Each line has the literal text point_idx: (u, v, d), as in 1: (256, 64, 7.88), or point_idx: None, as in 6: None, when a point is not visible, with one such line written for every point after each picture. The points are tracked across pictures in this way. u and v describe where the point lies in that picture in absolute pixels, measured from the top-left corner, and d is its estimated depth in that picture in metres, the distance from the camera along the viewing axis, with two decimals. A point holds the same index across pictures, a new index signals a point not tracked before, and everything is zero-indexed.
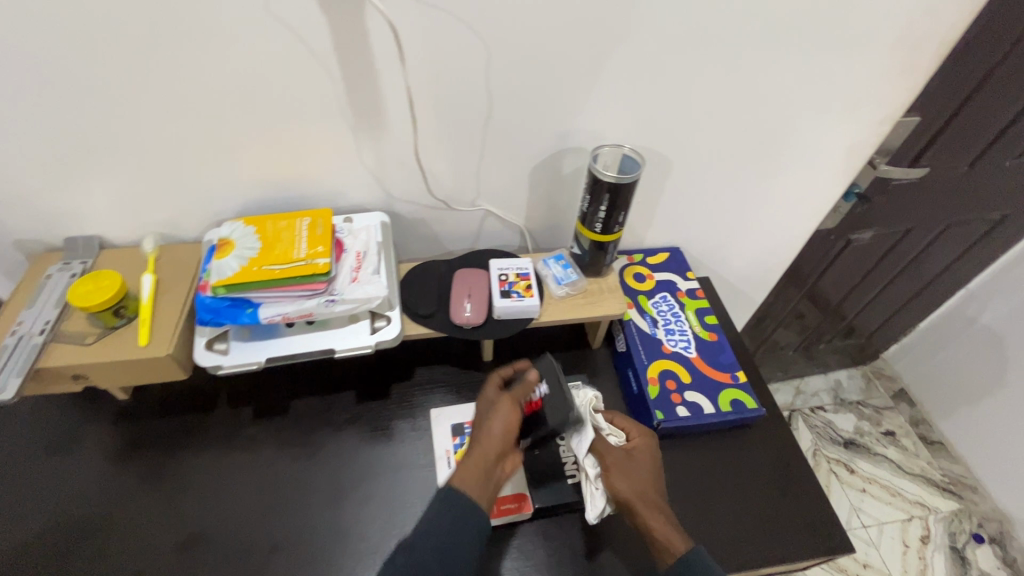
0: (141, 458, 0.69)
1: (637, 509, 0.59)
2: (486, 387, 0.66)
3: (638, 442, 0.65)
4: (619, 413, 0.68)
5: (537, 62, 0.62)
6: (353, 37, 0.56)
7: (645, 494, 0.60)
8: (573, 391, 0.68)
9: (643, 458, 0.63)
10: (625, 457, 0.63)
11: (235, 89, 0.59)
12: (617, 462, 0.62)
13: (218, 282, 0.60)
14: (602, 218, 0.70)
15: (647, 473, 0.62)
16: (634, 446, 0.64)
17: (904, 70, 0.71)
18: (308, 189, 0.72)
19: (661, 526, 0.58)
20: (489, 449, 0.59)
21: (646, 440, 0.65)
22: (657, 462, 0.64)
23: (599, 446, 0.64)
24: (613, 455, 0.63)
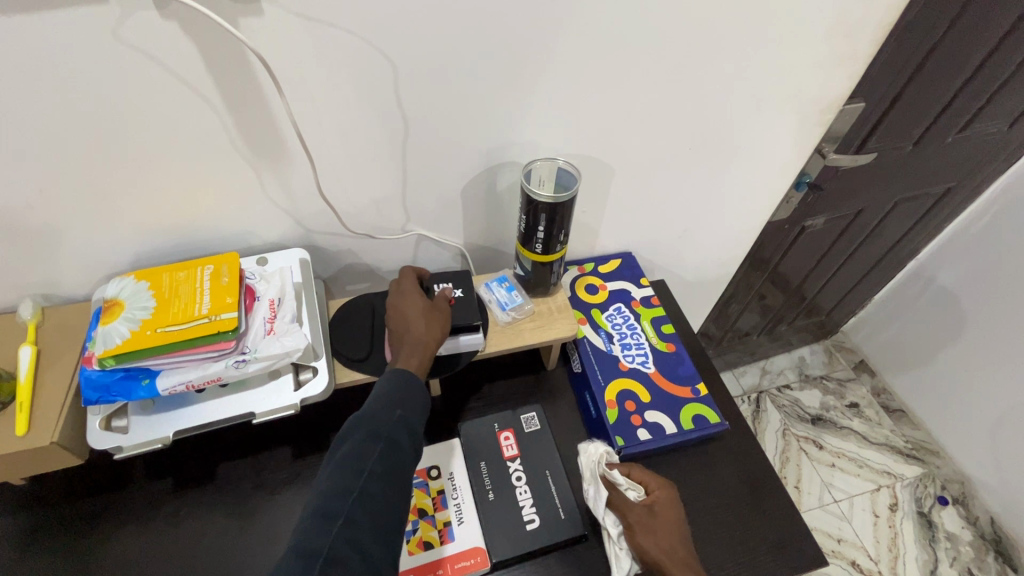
0: (41, 554, 0.60)
1: (666, 569, 0.56)
2: (405, 284, 0.66)
3: (660, 494, 0.61)
4: (636, 464, 0.64)
5: (451, 76, 0.55)
6: (232, 62, 0.49)
7: (673, 553, 0.57)
8: (584, 447, 0.65)
9: (666, 513, 0.60)
10: (648, 514, 0.60)
11: (100, 131, 0.51)
12: (640, 520, 0.59)
13: (104, 353, 0.52)
14: (542, 238, 0.65)
15: (673, 529, 0.59)
16: (655, 500, 0.61)
17: (843, 57, 0.68)
18: (211, 229, 0.64)
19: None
20: (431, 338, 0.62)
21: (667, 491, 0.61)
22: (682, 515, 0.61)
23: (620, 503, 0.61)
24: (636, 513, 0.60)
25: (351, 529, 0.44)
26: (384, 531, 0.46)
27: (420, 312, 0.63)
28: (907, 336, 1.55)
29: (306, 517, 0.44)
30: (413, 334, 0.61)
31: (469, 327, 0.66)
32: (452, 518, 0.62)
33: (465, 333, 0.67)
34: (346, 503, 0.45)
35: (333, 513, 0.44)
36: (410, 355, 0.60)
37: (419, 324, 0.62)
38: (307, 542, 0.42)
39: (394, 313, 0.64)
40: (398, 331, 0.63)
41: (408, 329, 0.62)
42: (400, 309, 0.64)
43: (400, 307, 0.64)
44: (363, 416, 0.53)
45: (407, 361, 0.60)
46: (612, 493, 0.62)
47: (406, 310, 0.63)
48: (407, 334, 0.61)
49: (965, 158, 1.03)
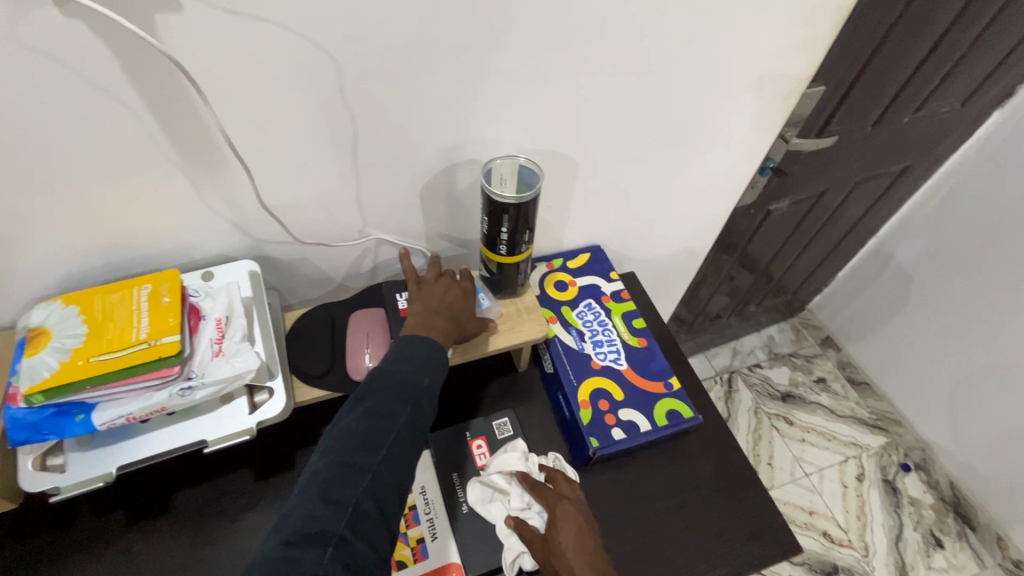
0: None
1: None
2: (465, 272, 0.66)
3: (560, 510, 0.59)
4: (538, 482, 0.62)
5: (400, 73, 0.52)
6: (153, 64, 0.44)
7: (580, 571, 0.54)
8: (473, 480, 0.63)
9: (567, 528, 0.57)
10: (551, 536, 0.57)
11: (6, 144, 0.46)
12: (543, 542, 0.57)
13: (31, 389, 0.47)
14: (506, 239, 0.62)
15: (578, 546, 0.56)
16: (557, 518, 0.58)
17: (803, 42, 0.67)
18: (150, 245, 0.59)
19: None
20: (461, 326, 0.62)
21: (565, 505, 0.59)
22: (584, 524, 0.58)
23: (521, 529, 0.58)
24: (539, 537, 0.57)
25: (375, 485, 0.45)
26: (400, 500, 0.46)
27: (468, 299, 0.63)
28: (868, 311, 1.59)
29: (328, 465, 0.45)
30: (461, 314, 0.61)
31: None
32: (424, 534, 0.60)
33: None
34: (373, 459, 0.46)
35: (361, 464, 0.45)
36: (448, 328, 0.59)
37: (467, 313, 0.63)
38: (333, 490, 0.43)
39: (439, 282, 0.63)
40: (436, 302, 0.60)
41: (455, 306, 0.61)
42: (446, 283, 0.63)
43: (453, 286, 0.63)
44: (392, 372, 0.51)
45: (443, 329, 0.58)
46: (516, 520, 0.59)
47: (456, 288, 0.63)
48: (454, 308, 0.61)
49: (921, 138, 1.05)
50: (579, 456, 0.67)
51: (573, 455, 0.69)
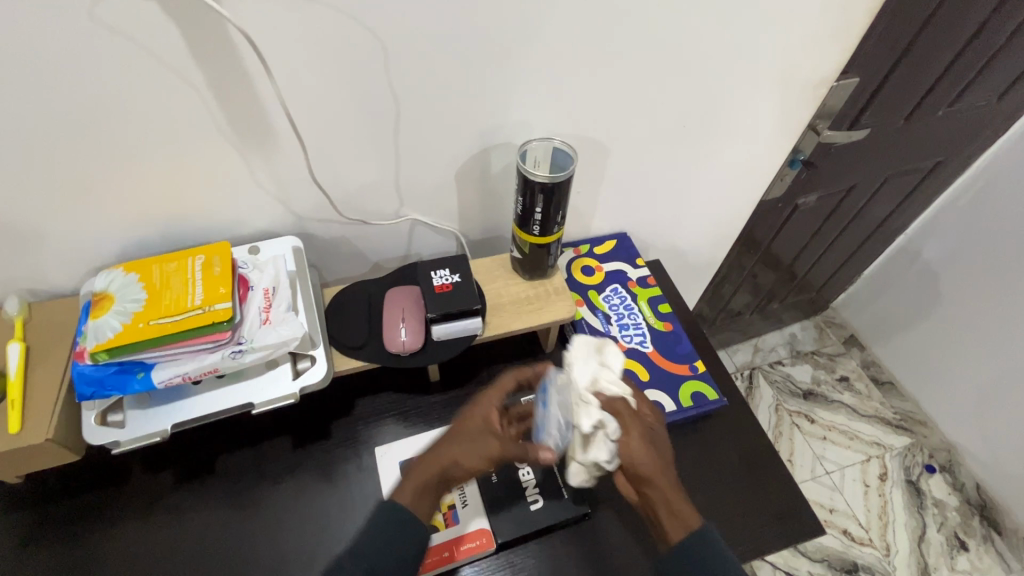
0: (44, 552, 0.60)
1: (658, 482, 0.56)
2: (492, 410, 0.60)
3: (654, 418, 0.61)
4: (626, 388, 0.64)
5: (441, 55, 0.54)
6: (215, 44, 0.47)
7: (665, 468, 0.57)
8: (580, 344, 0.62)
9: (659, 435, 0.60)
10: (646, 427, 0.59)
11: (78, 118, 0.49)
12: (641, 431, 0.58)
13: (97, 347, 0.51)
14: (539, 220, 0.64)
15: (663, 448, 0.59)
16: (649, 420, 0.61)
17: (837, 31, 0.67)
18: (201, 219, 0.63)
19: (682, 500, 0.55)
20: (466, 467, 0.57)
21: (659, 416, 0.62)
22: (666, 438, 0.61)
23: (621, 406, 0.58)
24: (638, 420, 0.58)
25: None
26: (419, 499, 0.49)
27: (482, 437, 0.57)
28: (894, 310, 1.57)
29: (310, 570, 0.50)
30: (459, 469, 0.56)
31: (452, 316, 0.63)
32: (456, 501, 0.63)
33: (440, 324, 0.64)
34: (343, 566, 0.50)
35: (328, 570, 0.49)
36: (437, 484, 0.55)
37: (476, 466, 0.56)
38: None
39: (461, 423, 0.59)
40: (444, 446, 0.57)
41: (453, 458, 0.56)
42: (466, 429, 0.58)
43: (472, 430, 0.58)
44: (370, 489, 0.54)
45: (424, 488, 0.55)
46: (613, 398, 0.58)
47: (471, 438, 0.57)
48: (451, 463, 0.56)
49: (955, 132, 1.04)
50: None
51: None
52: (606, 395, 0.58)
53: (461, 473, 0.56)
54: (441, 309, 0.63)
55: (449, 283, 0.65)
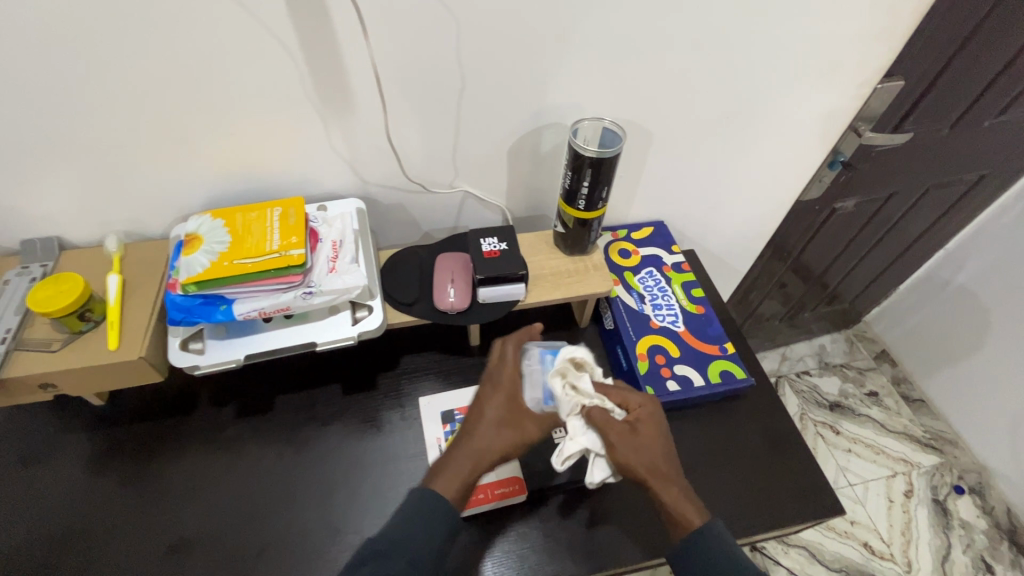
0: (119, 466, 0.67)
1: (649, 484, 0.57)
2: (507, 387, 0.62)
3: (642, 412, 0.61)
4: (611, 384, 0.64)
5: (506, 34, 0.59)
6: (311, 14, 0.53)
7: (655, 468, 0.58)
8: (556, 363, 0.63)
9: (650, 430, 0.60)
10: (630, 431, 0.59)
11: (190, 74, 0.56)
12: (622, 437, 0.59)
13: (188, 279, 0.57)
14: (585, 194, 0.69)
15: (653, 443, 0.59)
16: (636, 416, 0.61)
17: (883, 31, 0.70)
18: (278, 177, 0.69)
19: (678, 497, 0.56)
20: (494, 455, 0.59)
21: (648, 408, 0.62)
22: (662, 429, 0.61)
23: (598, 418, 0.60)
24: (617, 430, 0.59)
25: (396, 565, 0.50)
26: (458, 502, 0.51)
27: (505, 422, 0.60)
28: (930, 327, 1.55)
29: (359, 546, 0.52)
30: (498, 459, 0.59)
31: (498, 280, 0.68)
32: None
33: (486, 287, 0.69)
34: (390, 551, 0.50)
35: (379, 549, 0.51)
36: (477, 476, 0.57)
37: (512, 455, 0.59)
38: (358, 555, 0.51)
39: (488, 413, 0.60)
40: (469, 436, 0.59)
41: (490, 454, 0.58)
42: (497, 419, 0.60)
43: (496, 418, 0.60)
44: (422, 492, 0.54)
45: (466, 482, 0.56)
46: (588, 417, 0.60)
47: (504, 430, 0.59)
48: (492, 455, 0.58)
49: (1002, 144, 1.03)
50: None
51: None
52: (582, 417, 0.61)
53: (498, 462, 0.59)
54: (489, 273, 0.68)
55: (497, 250, 0.70)
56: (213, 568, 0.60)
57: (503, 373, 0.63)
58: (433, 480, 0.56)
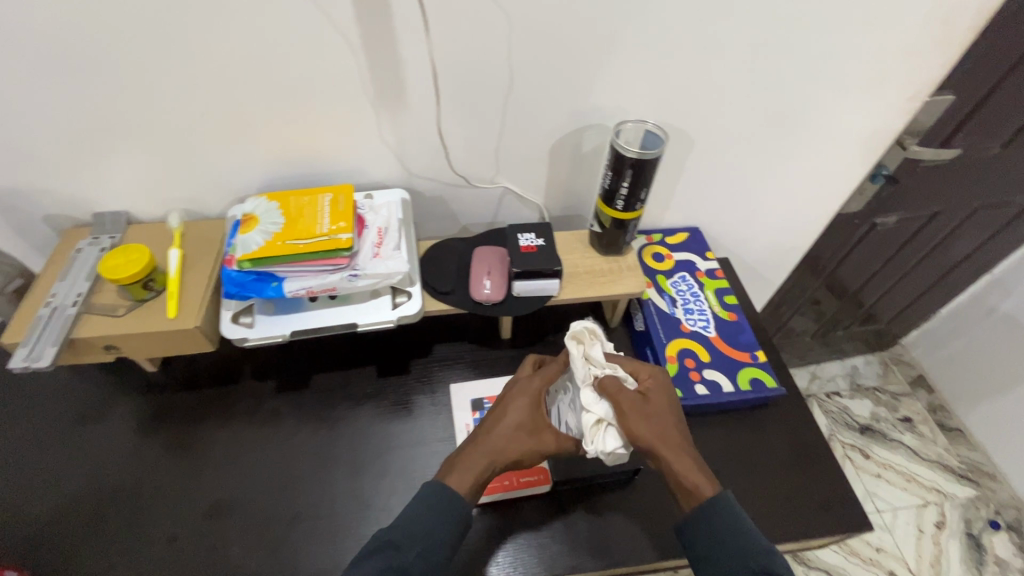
0: (166, 430, 0.71)
1: (660, 453, 0.57)
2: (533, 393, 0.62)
3: (654, 382, 0.61)
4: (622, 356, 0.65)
5: (555, 35, 0.61)
6: (373, 10, 0.56)
7: (666, 436, 0.58)
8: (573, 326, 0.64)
9: (659, 398, 0.60)
10: (640, 400, 0.59)
11: (259, 65, 0.60)
12: (632, 406, 0.58)
13: (244, 256, 0.61)
14: (624, 195, 0.70)
15: (665, 412, 0.59)
16: (647, 386, 0.61)
17: (936, 44, 0.69)
18: (329, 165, 0.73)
19: (687, 466, 0.56)
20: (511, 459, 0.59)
21: (658, 378, 0.62)
22: (671, 397, 0.61)
23: (609, 387, 0.59)
24: (629, 398, 0.59)
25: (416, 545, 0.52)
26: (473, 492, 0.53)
27: (525, 427, 0.60)
28: (972, 354, 1.49)
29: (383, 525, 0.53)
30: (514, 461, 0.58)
31: (534, 274, 0.70)
32: None
33: (521, 281, 0.71)
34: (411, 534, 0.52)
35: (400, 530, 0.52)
36: (489, 474, 0.57)
37: (530, 462, 0.59)
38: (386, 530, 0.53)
39: (510, 417, 0.60)
40: (487, 432, 0.59)
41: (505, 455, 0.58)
42: (519, 422, 0.60)
43: (518, 423, 0.60)
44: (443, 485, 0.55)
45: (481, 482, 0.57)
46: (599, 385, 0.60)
47: (524, 435, 0.59)
48: (508, 457, 0.58)
49: None
50: None
51: None
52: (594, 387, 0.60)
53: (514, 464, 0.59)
54: (525, 267, 0.69)
55: (534, 246, 0.72)
56: (247, 531, 0.64)
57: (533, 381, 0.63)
58: (447, 475, 0.57)
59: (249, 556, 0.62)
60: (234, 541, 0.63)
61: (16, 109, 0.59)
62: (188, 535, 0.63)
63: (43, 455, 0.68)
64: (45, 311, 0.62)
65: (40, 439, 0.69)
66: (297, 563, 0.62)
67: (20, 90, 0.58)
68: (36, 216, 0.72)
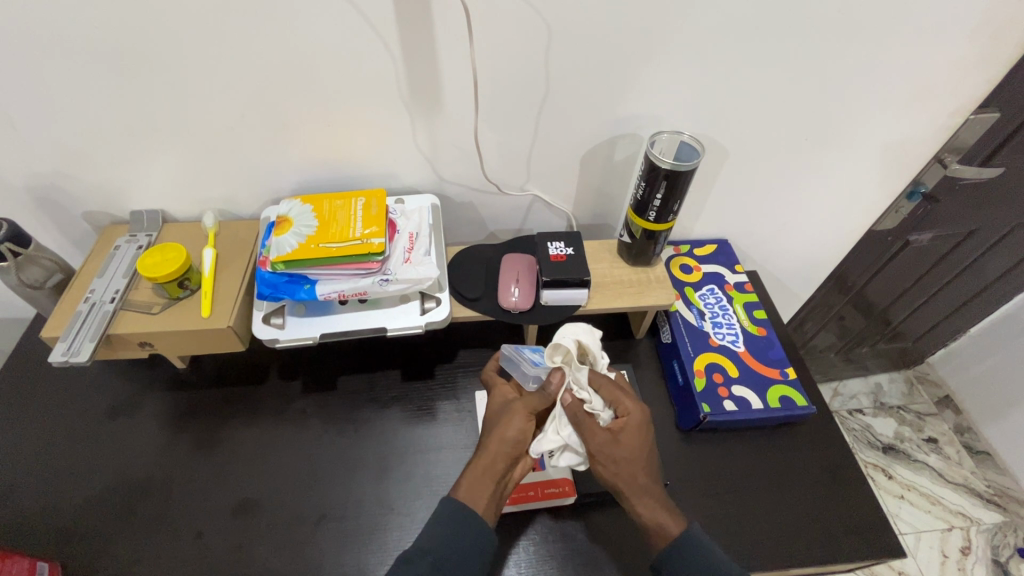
0: (194, 426, 0.72)
1: (624, 496, 0.58)
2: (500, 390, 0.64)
3: (629, 421, 0.60)
4: (604, 376, 0.63)
5: (592, 44, 0.61)
6: (411, 17, 0.56)
7: (632, 480, 0.58)
8: (562, 331, 0.66)
9: (631, 441, 0.59)
10: (611, 441, 0.59)
11: (298, 69, 0.60)
12: (600, 450, 0.58)
13: (278, 258, 0.61)
14: (656, 206, 0.69)
15: (635, 456, 0.59)
16: (620, 426, 0.59)
17: (982, 59, 0.67)
18: (362, 168, 0.74)
19: (650, 511, 0.57)
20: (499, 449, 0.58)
21: (634, 417, 0.60)
22: (644, 439, 0.60)
23: (581, 424, 0.59)
24: (599, 441, 0.58)
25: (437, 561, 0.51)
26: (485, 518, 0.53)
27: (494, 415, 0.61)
28: (1002, 377, 1.44)
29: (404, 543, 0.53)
30: (508, 455, 0.58)
31: (563, 284, 0.69)
32: None
33: (550, 289, 0.71)
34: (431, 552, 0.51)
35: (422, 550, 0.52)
36: (484, 470, 0.57)
37: (513, 436, 0.58)
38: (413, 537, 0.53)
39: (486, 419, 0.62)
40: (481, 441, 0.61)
41: (491, 457, 0.57)
42: (489, 420, 0.61)
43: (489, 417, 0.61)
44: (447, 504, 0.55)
45: (477, 477, 0.56)
46: (569, 403, 0.60)
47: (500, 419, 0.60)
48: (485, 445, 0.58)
49: None
50: (688, 419, 0.72)
51: (682, 417, 0.74)
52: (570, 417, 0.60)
53: (504, 452, 0.57)
54: (554, 276, 0.69)
55: (564, 254, 0.72)
56: (272, 531, 0.64)
57: (497, 382, 0.65)
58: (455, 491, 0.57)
59: (275, 555, 0.62)
60: (260, 541, 0.63)
61: (65, 108, 0.61)
62: (214, 532, 0.64)
63: (75, 447, 0.69)
64: (84, 307, 0.63)
65: (73, 432, 0.71)
66: (321, 565, 0.62)
67: (69, 90, 0.59)
68: (76, 213, 0.73)
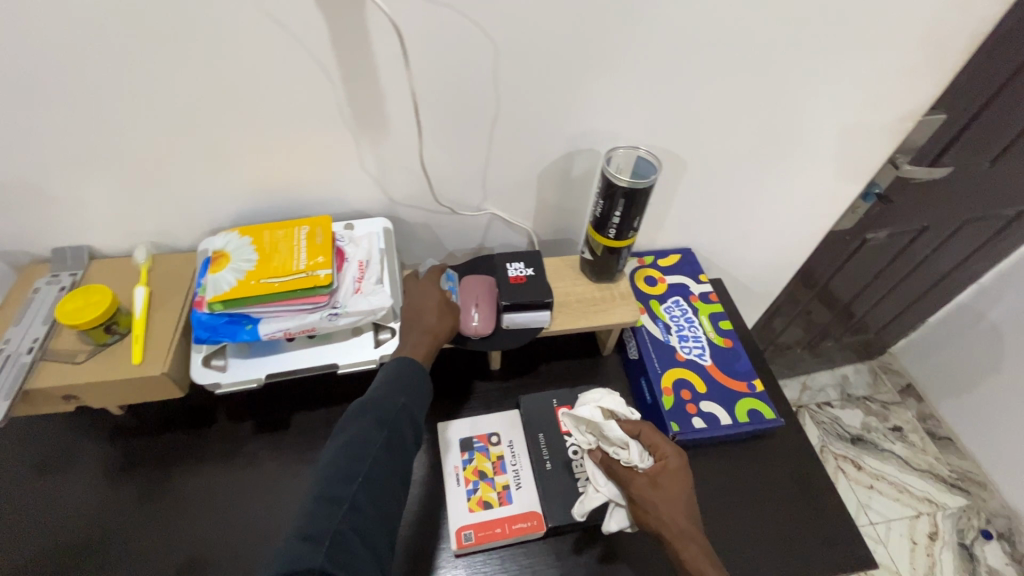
0: (133, 478, 0.66)
1: (665, 539, 0.57)
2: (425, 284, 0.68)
3: (668, 464, 0.61)
4: (646, 426, 0.65)
5: (541, 60, 0.58)
6: (346, 36, 0.53)
7: (672, 523, 0.58)
8: (589, 395, 0.66)
9: (670, 483, 0.60)
10: (649, 486, 0.60)
11: (226, 94, 0.56)
12: (640, 492, 0.60)
13: (214, 298, 0.57)
14: (616, 222, 0.67)
15: (675, 498, 0.59)
16: (658, 470, 0.61)
17: (928, 65, 0.67)
18: (307, 193, 0.69)
19: (694, 556, 0.55)
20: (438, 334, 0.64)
21: (671, 462, 0.61)
22: (684, 483, 0.61)
23: (619, 473, 0.61)
24: (637, 484, 0.60)
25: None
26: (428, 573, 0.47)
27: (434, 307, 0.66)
28: (958, 363, 1.49)
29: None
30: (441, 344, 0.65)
31: (524, 307, 0.67)
32: (510, 482, 0.67)
33: (511, 313, 0.68)
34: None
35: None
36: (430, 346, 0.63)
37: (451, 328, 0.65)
38: None
39: (415, 303, 0.66)
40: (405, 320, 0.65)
41: (422, 349, 0.62)
42: (424, 306, 0.65)
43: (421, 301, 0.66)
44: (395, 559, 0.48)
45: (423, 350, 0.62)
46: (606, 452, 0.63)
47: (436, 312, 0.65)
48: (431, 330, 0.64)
49: None
50: None
51: None
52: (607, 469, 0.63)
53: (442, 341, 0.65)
54: (514, 300, 0.67)
55: (524, 276, 0.70)
56: None
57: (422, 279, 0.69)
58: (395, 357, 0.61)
59: None
60: None
61: None
62: None
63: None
64: None
65: None
66: None
67: None
68: None
